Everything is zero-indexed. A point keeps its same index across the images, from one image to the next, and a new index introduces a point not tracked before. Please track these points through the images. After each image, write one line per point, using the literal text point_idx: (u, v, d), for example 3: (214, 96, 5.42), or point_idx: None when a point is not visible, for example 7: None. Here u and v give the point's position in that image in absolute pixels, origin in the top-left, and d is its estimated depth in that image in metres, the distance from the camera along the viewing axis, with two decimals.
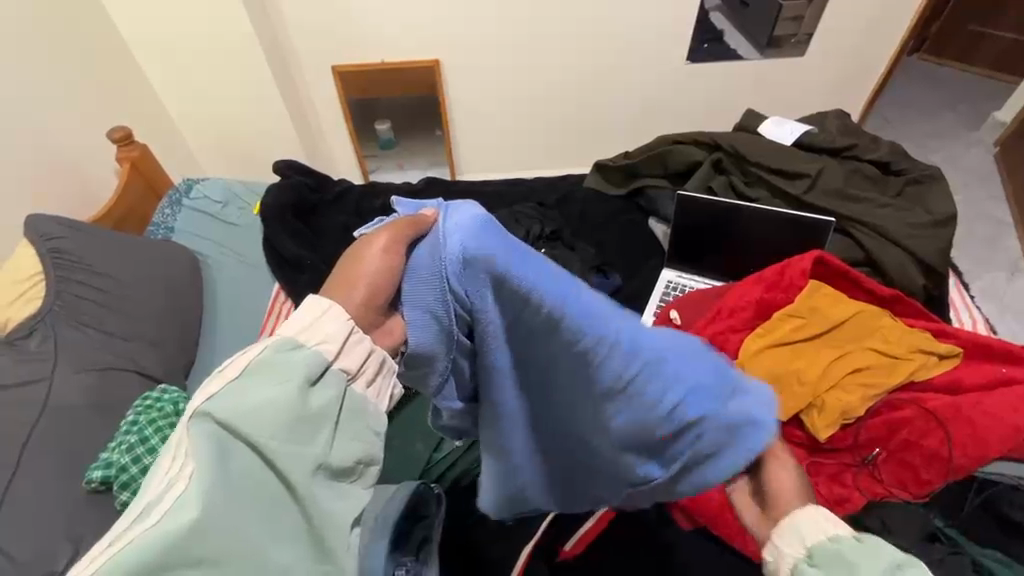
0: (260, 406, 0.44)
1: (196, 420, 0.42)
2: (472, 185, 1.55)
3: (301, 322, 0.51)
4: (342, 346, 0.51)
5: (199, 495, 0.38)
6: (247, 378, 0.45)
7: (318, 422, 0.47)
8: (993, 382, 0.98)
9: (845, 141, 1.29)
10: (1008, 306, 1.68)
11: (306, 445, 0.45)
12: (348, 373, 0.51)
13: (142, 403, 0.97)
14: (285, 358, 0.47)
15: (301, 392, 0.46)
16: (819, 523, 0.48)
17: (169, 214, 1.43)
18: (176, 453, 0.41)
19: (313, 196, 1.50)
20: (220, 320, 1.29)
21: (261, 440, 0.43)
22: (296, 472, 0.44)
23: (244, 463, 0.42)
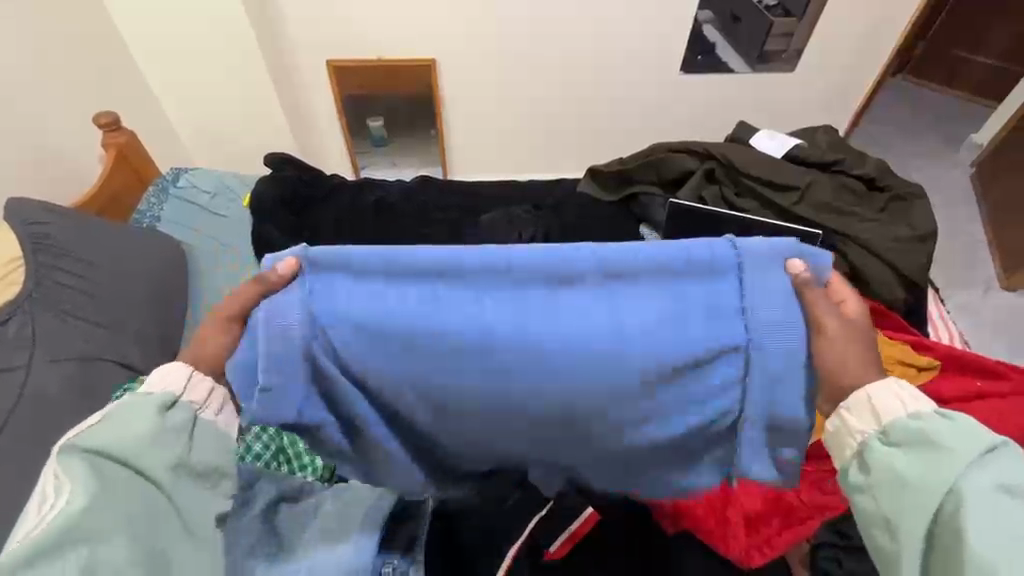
0: (124, 433, 0.57)
1: (66, 451, 0.54)
2: (467, 185, 1.55)
3: (153, 379, 0.64)
4: (189, 384, 0.65)
5: (85, 495, 0.52)
6: (103, 420, 0.58)
7: (174, 435, 0.60)
8: (967, 395, 1.01)
9: (833, 156, 1.32)
10: (980, 322, 1.74)
11: (167, 454, 0.58)
12: (196, 403, 0.64)
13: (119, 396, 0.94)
14: (135, 400, 0.60)
15: (158, 415, 0.59)
16: (897, 399, 0.60)
17: (156, 203, 1.41)
18: (48, 477, 0.53)
19: (305, 190, 1.48)
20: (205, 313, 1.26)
21: (128, 456, 0.56)
22: (159, 472, 0.57)
23: (114, 474, 0.55)
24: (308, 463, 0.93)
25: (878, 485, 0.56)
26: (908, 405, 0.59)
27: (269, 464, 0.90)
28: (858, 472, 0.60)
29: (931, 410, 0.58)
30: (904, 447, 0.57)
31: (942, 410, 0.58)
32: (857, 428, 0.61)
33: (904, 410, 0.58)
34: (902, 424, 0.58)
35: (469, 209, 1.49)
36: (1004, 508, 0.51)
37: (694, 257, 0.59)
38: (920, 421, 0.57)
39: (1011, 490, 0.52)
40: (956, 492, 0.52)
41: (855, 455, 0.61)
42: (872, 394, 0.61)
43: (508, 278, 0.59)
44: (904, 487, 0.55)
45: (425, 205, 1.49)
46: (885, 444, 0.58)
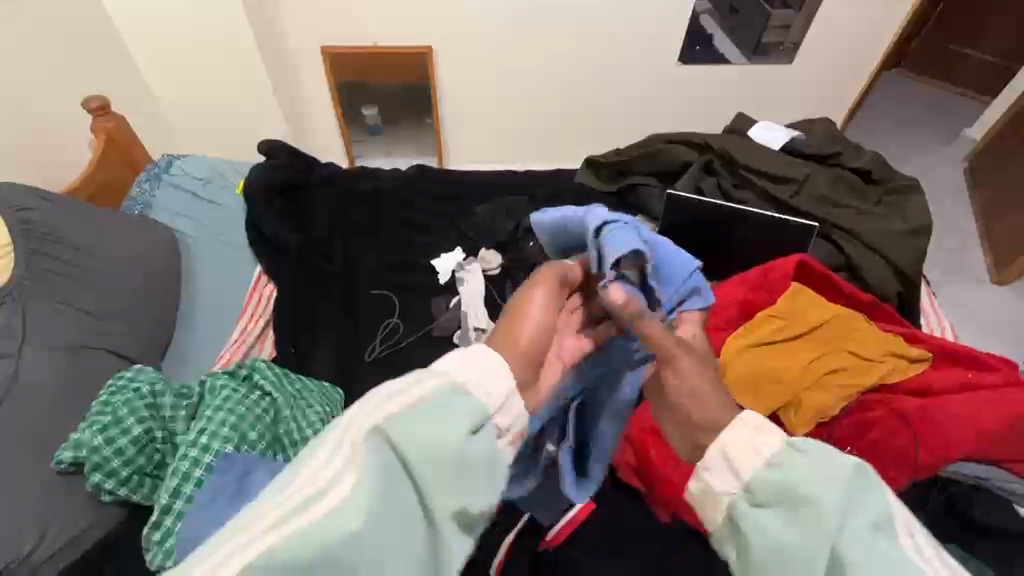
0: (436, 440, 0.38)
1: (372, 442, 0.37)
2: (463, 175, 1.54)
3: (459, 360, 0.43)
4: (505, 399, 0.43)
5: (359, 514, 0.35)
6: (412, 407, 0.39)
7: (479, 472, 0.40)
8: (960, 385, 1.01)
9: (830, 149, 1.32)
10: (969, 315, 1.77)
11: (452, 498, 0.39)
12: (500, 429, 0.43)
13: (114, 382, 0.93)
14: (454, 393, 0.41)
15: (471, 437, 0.40)
16: (750, 446, 0.43)
17: (149, 189, 1.39)
18: (333, 464, 0.36)
19: (300, 178, 1.46)
20: (198, 301, 1.25)
21: (421, 475, 0.38)
22: (440, 515, 0.39)
23: (403, 497, 0.37)
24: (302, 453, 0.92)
25: (757, 572, 0.40)
26: (760, 445, 0.43)
27: (267, 453, 0.89)
28: (733, 553, 0.43)
29: (783, 446, 0.42)
30: (780, 509, 0.41)
31: (791, 438, 0.43)
32: (720, 489, 0.44)
33: (760, 458, 0.42)
34: (768, 479, 0.42)
35: (464, 199, 1.48)
36: (894, 566, 0.37)
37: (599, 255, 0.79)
38: (779, 469, 0.42)
39: (882, 525, 0.39)
40: (843, 556, 0.38)
41: (727, 523, 0.44)
42: (725, 445, 0.44)
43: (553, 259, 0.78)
44: (785, 569, 0.39)
45: (420, 195, 1.48)
46: (752, 507, 0.42)
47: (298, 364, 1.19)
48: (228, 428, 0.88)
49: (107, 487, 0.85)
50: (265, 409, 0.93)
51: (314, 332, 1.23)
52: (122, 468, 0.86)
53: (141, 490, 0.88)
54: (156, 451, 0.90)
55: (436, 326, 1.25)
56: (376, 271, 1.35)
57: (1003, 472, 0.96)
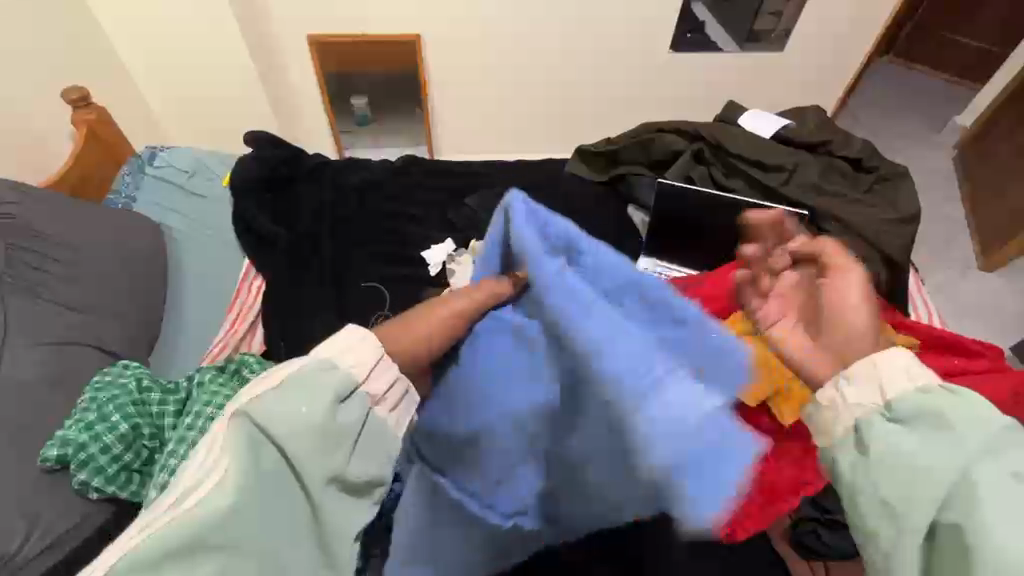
0: (298, 413, 0.44)
1: (236, 418, 0.42)
2: (453, 165, 1.52)
3: (337, 344, 0.49)
4: (373, 369, 0.50)
5: (231, 487, 0.40)
6: (281, 388, 0.44)
7: (344, 436, 0.46)
8: (946, 372, 1.02)
9: (821, 136, 1.32)
10: (956, 302, 1.78)
11: (328, 461, 0.45)
12: (373, 396, 0.50)
13: (100, 379, 0.93)
14: (323, 370, 0.47)
15: (332, 407, 0.45)
16: (904, 372, 0.49)
17: (132, 182, 1.37)
18: (213, 443, 0.42)
19: (286, 169, 1.43)
20: (185, 296, 1.24)
21: (286, 446, 0.43)
22: (312, 476, 0.44)
23: (270, 460, 0.42)
24: None
25: (881, 473, 0.46)
26: (916, 379, 0.49)
27: None
28: (852, 459, 0.49)
29: (937, 383, 0.48)
30: (913, 427, 0.47)
31: (945, 382, 0.48)
32: (854, 399, 0.50)
33: (915, 385, 0.48)
34: (913, 400, 0.47)
35: (455, 190, 1.46)
36: (1021, 485, 0.43)
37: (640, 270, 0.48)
38: (929, 397, 0.47)
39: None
40: (977, 476, 0.43)
41: (848, 432, 0.50)
42: (880, 367, 0.50)
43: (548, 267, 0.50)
44: (919, 474, 0.44)
45: (410, 186, 1.47)
46: (886, 423, 0.48)
47: (287, 357, 1.18)
48: (214, 423, 0.86)
49: (94, 484, 0.85)
50: None
51: (302, 325, 1.22)
52: (109, 465, 0.85)
53: (128, 487, 0.87)
54: (143, 448, 0.87)
55: None
56: (366, 263, 1.33)
57: None
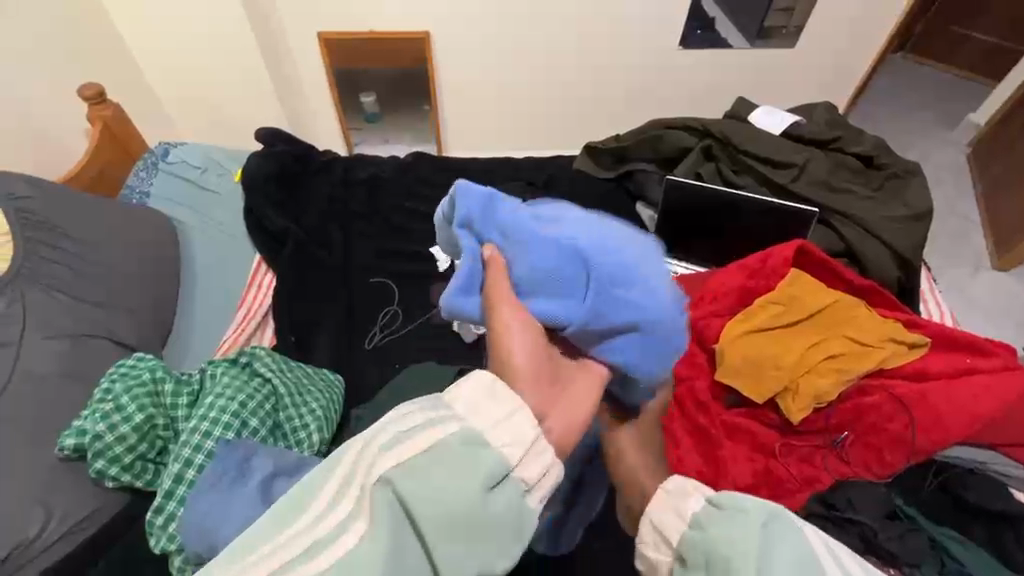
0: (447, 495, 0.40)
1: (381, 486, 0.40)
2: (460, 162, 1.53)
3: (479, 410, 0.46)
4: (528, 448, 0.45)
5: (368, 566, 0.37)
6: (432, 458, 0.42)
7: (491, 529, 0.41)
8: (957, 370, 1.01)
9: (831, 134, 1.31)
10: (968, 301, 1.76)
11: (471, 550, 0.40)
12: (525, 483, 0.45)
13: (117, 370, 0.94)
14: (472, 447, 0.43)
15: (482, 495, 0.41)
16: (672, 511, 0.52)
17: (145, 177, 1.39)
18: (353, 501, 0.40)
19: (296, 165, 1.45)
20: (197, 290, 1.26)
21: (429, 529, 0.40)
22: (450, 571, 0.40)
23: (414, 547, 0.39)
24: (303, 437, 0.93)
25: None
26: (687, 513, 0.51)
27: (266, 439, 0.90)
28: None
29: (702, 506, 0.49)
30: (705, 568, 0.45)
31: (712, 499, 0.49)
32: (664, 565, 0.52)
33: (682, 525, 0.50)
34: (685, 540, 0.48)
35: None
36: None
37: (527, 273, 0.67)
38: (696, 530, 0.48)
39: (807, 568, 0.41)
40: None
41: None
42: (656, 518, 0.53)
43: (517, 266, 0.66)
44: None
45: (417, 182, 1.48)
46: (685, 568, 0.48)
47: (299, 352, 1.20)
48: (229, 414, 0.88)
49: (110, 473, 0.86)
50: (266, 395, 0.94)
51: (312, 321, 1.24)
52: (126, 455, 0.86)
53: (144, 476, 0.89)
54: (158, 438, 0.90)
55: (435, 315, 1.26)
56: (375, 259, 1.35)
57: (1005, 457, 0.95)
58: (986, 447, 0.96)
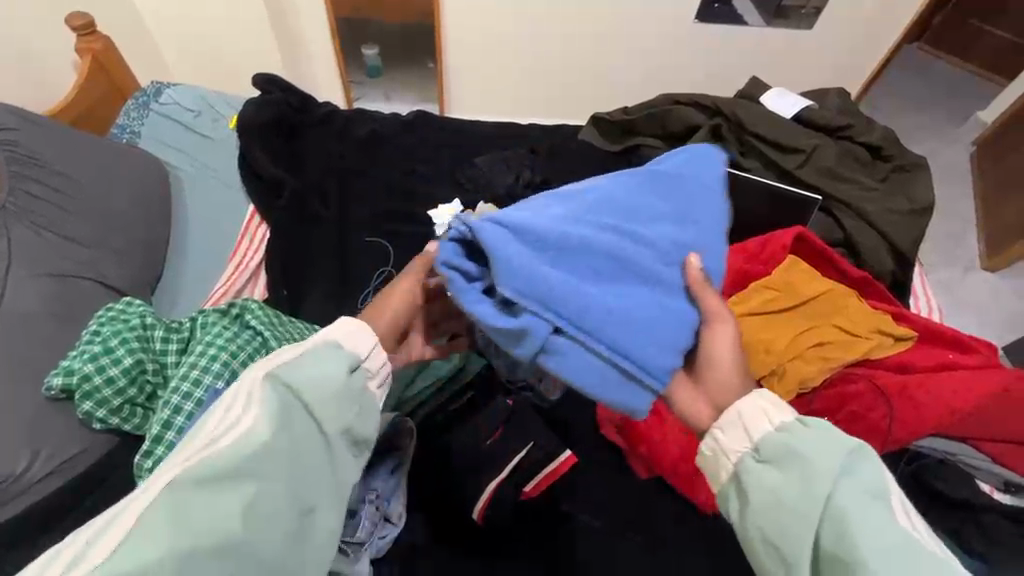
0: (317, 379, 0.54)
1: (267, 382, 0.52)
2: (464, 124, 1.49)
3: (338, 333, 0.60)
4: (373, 350, 0.61)
5: (266, 429, 0.49)
6: (299, 358, 0.56)
7: (354, 397, 0.56)
8: (938, 365, 1.03)
9: (843, 120, 1.29)
10: (956, 299, 1.79)
11: (342, 416, 0.55)
12: (369, 372, 0.61)
13: (105, 313, 0.92)
14: (333, 349, 0.58)
15: (345, 375, 0.56)
16: (762, 414, 0.57)
17: (136, 117, 1.34)
18: (245, 399, 0.51)
19: (295, 116, 1.41)
20: (189, 238, 1.24)
21: (307, 403, 0.53)
22: (328, 429, 0.53)
23: (298, 422, 0.52)
24: None
25: (752, 512, 0.53)
26: (772, 416, 0.57)
27: None
28: (737, 499, 0.56)
29: (793, 420, 0.56)
30: (776, 465, 0.54)
31: (802, 418, 0.56)
32: (729, 448, 0.58)
33: (770, 424, 0.56)
34: (768, 438, 0.56)
35: (465, 150, 1.44)
36: (866, 492, 0.50)
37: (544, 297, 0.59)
38: (785, 434, 0.55)
39: (878, 493, 0.50)
40: (832, 505, 0.50)
41: (732, 476, 0.57)
42: (742, 410, 0.58)
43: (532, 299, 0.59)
44: (785, 510, 0.52)
45: (419, 142, 1.44)
46: (757, 462, 0.56)
47: (291, 306, 1.19)
48: (220, 363, 0.88)
49: (98, 415, 0.86)
50: (257, 348, 0.94)
51: (306, 275, 1.22)
52: (113, 399, 0.86)
53: (131, 420, 0.89)
54: (147, 383, 0.89)
55: None
56: (371, 218, 1.33)
57: (976, 451, 0.98)
58: (958, 440, 0.98)
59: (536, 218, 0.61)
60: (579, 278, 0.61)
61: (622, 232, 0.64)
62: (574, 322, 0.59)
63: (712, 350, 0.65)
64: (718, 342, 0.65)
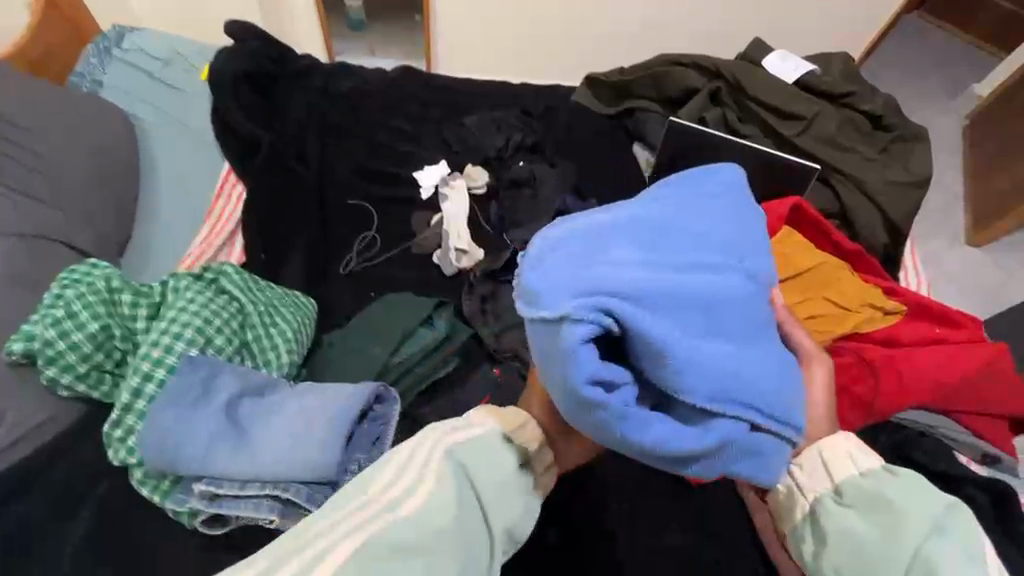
0: (493, 469, 0.55)
1: (447, 455, 0.53)
2: (451, 82, 1.41)
3: (498, 423, 0.59)
4: (540, 442, 0.60)
5: (440, 508, 0.50)
6: (476, 443, 0.56)
7: (517, 492, 0.55)
8: (924, 340, 1.03)
9: (845, 87, 1.25)
10: (940, 272, 1.80)
11: (507, 512, 0.54)
12: (540, 466, 0.59)
13: (68, 275, 0.87)
14: (495, 441, 0.57)
15: (515, 467, 0.56)
16: (850, 457, 0.60)
17: (97, 64, 1.25)
18: (424, 468, 0.52)
19: (272, 68, 1.32)
20: (159, 196, 1.17)
21: (476, 490, 0.53)
22: (493, 525, 0.53)
23: (471, 513, 0.52)
24: (272, 358, 0.90)
25: (828, 552, 0.57)
26: (861, 465, 0.59)
27: (233, 357, 0.87)
28: (812, 538, 0.59)
29: (881, 467, 0.58)
30: (858, 510, 0.57)
31: (889, 466, 0.59)
32: (809, 489, 0.60)
33: (857, 471, 0.59)
34: (853, 484, 0.58)
35: (452, 109, 1.37)
36: (954, 544, 0.52)
37: (652, 352, 0.51)
38: (871, 481, 0.58)
39: (974, 554, 0.52)
40: (916, 555, 0.52)
41: (806, 515, 0.60)
42: (823, 453, 0.61)
43: (642, 353, 0.52)
44: (864, 554, 0.55)
45: (403, 100, 1.37)
46: (838, 504, 0.58)
47: (269, 270, 1.14)
48: (193, 329, 0.84)
49: (64, 381, 0.82)
50: (233, 314, 0.90)
51: (284, 238, 1.17)
52: (80, 365, 0.82)
53: (101, 387, 0.85)
54: (115, 349, 0.84)
55: (416, 243, 1.22)
56: (354, 178, 1.27)
57: (954, 424, 1.00)
58: (937, 413, 1.00)
59: (642, 278, 0.51)
60: (699, 340, 0.52)
61: (718, 251, 0.56)
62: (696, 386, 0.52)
63: (811, 393, 0.67)
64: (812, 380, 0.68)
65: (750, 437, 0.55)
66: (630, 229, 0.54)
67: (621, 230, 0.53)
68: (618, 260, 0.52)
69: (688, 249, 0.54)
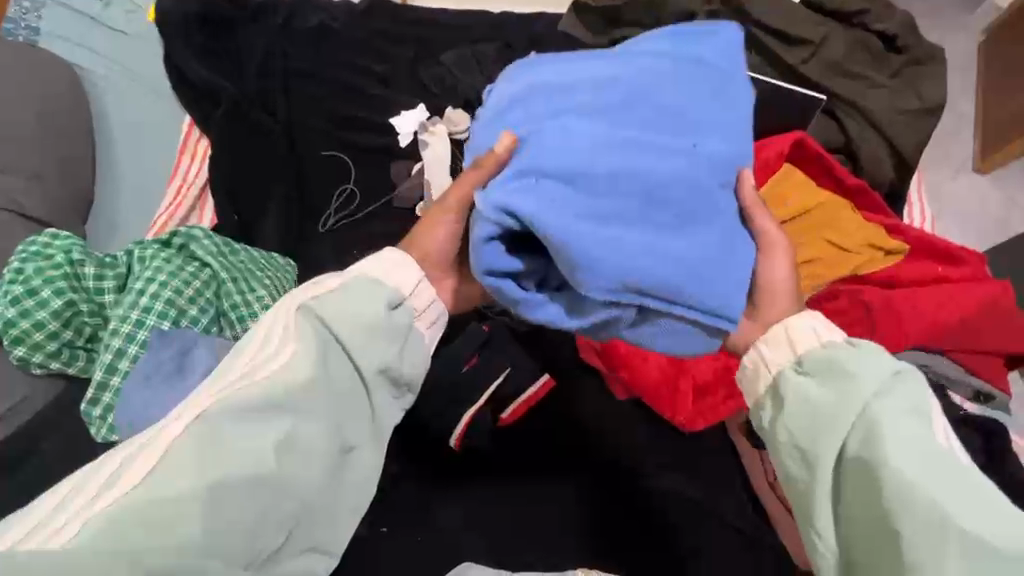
0: (355, 316, 0.59)
1: (301, 311, 0.58)
2: (426, 13, 1.29)
3: (377, 268, 0.63)
4: (414, 287, 0.64)
5: (300, 364, 0.56)
6: (338, 292, 0.60)
7: (389, 334, 0.61)
8: (925, 279, 0.99)
9: (857, 4, 1.14)
10: (945, 204, 1.74)
11: (377, 356, 0.60)
12: (415, 310, 0.64)
13: (25, 249, 0.82)
14: (367, 285, 0.61)
15: (382, 314, 0.60)
16: (812, 333, 0.61)
17: (31, 9, 1.14)
18: (280, 327, 0.57)
19: (225, 5, 1.20)
20: (116, 156, 1.10)
21: (340, 340, 0.59)
22: (365, 364, 0.59)
23: (336, 359, 0.59)
24: (252, 326, 0.86)
25: (785, 416, 0.58)
26: (824, 339, 0.60)
27: (209, 328, 0.84)
28: (771, 405, 0.61)
29: (844, 340, 0.58)
30: (817, 378, 0.58)
31: (853, 339, 0.59)
32: (774, 362, 0.62)
33: (819, 343, 0.59)
34: (811, 353, 0.59)
35: (428, 45, 1.26)
36: (907, 406, 0.53)
37: (561, 242, 0.56)
38: (832, 352, 0.58)
39: (921, 410, 0.54)
40: (866, 415, 0.54)
41: (770, 388, 0.61)
42: (790, 329, 0.62)
43: (556, 238, 0.57)
44: (820, 417, 0.56)
45: (374, 36, 1.25)
46: (797, 373, 0.59)
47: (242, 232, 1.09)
48: (163, 302, 0.81)
49: (35, 359, 0.81)
50: (206, 282, 0.85)
51: (255, 197, 1.10)
52: (49, 344, 0.80)
53: (76, 363, 0.82)
54: (84, 325, 0.81)
55: (396, 197, 1.16)
56: (325, 128, 1.19)
57: (948, 363, 0.96)
58: (936, 354, 0.96)
59: (547, 171, 0.58)
60: (597, 223, 0.58)
61: (652, 148, 0.60)
62: (611, 277, 0.57)
63: (768, 279, 0.66)
64: (770, 267, 0.66)
65: (675, 324, 0.62)
66: (576, 127, 0.60)
67: (562, 125, 0.60)
68: (550, 148, 0.59)
69: (624, 143, 0.59)
